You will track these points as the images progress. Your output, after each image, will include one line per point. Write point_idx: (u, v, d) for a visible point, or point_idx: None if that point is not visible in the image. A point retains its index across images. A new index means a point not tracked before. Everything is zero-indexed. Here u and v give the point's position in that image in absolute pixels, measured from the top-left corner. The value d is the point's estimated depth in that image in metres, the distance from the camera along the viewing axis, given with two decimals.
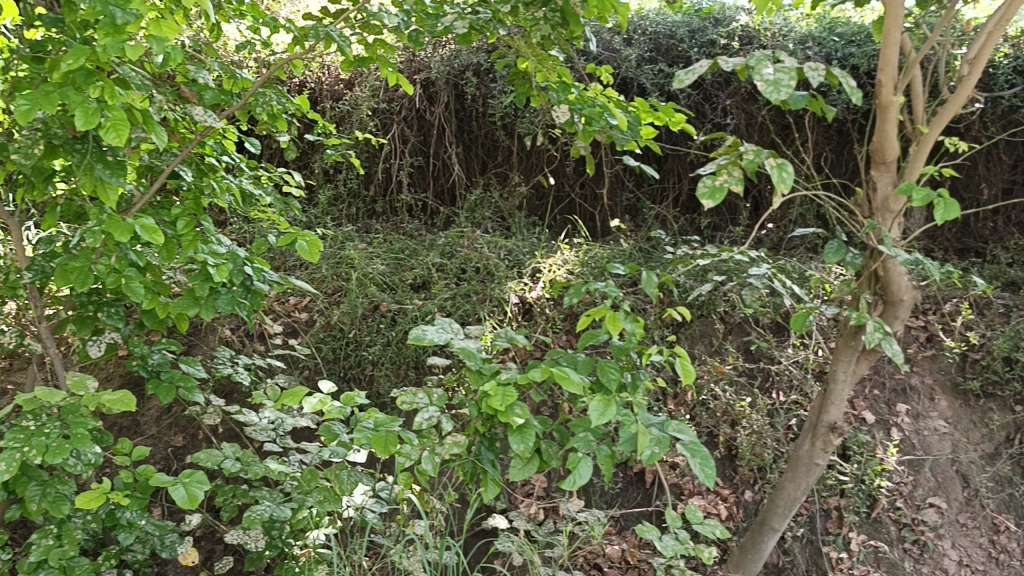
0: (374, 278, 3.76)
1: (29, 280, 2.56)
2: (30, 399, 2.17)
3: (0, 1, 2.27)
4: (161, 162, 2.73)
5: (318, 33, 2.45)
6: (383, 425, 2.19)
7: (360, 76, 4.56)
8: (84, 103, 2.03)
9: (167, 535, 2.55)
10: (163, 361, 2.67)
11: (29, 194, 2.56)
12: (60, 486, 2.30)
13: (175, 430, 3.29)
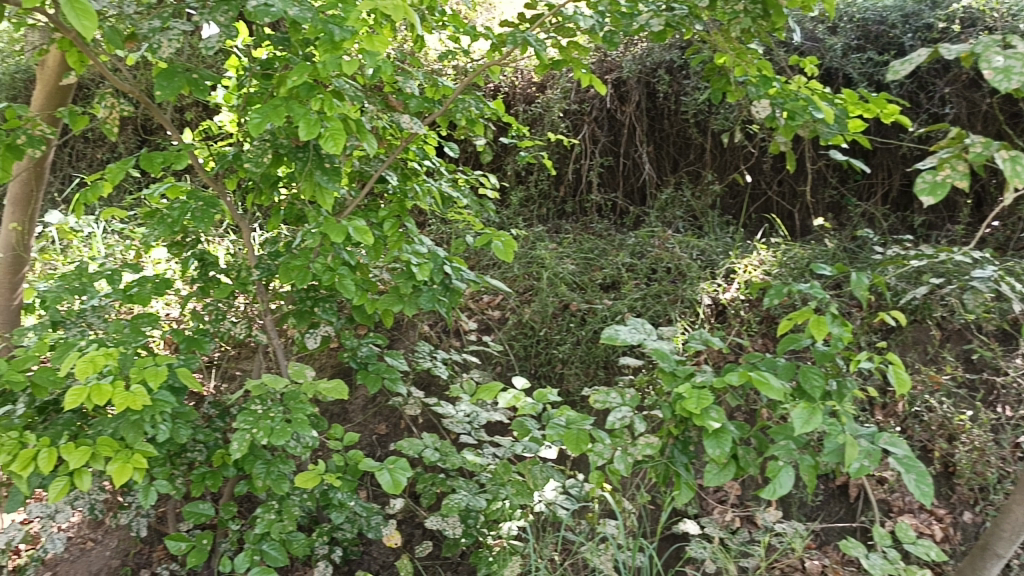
0: (564, 277, 3.81)
1: (257, 276, 2.81)
2: (258, 385, 2.39)
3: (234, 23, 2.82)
4: (371, 167, 2.92)
5: (515, 39, 2.50)
6: (575, 423, 2.22)
7: (552, 78, 4.62)
8: (306, 115, 2.21)
9: (373, 517, 2.71)
10: (371, 354, 2.85)
11: (257, 200, 2.83)
12: (282, 465, 2.51)
13: (379, 418, 3.49)
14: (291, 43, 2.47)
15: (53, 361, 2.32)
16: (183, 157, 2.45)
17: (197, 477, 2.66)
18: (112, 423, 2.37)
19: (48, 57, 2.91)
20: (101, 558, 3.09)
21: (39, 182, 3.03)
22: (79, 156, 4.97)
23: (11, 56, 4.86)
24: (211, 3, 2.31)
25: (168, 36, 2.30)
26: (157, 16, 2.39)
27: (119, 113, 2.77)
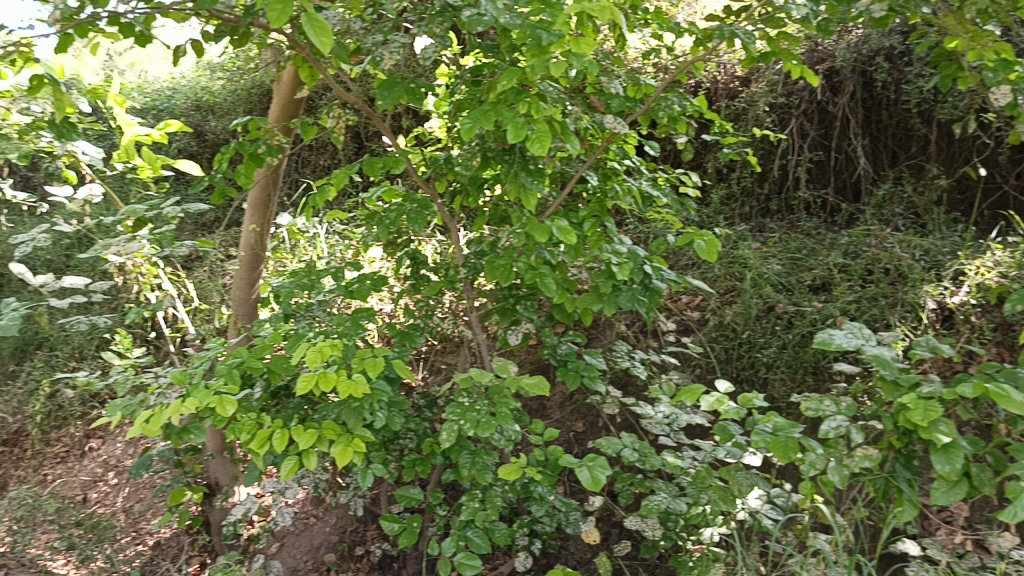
0: (769, 278, 3.66)
1: (464, 275, 2.94)
2: (465, 378, 2.49)
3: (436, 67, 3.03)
4: (572, 168, 2.96)
5: (721, 33, 2.42)
6: (783, 430, 2.13)
7: (757, 72, 4.48)
8: (515, 118, 2.27)
9: (572, 513, 2.75)
10: (570, 352, 2.88)
11: (465, 201, 2.95)
12: (486, 456, 2.60)
13: (576, 416, 3.54)
14: (499, 49, 2.55)
15: (286, 350, 2.54)
16: (400, 162, 2.61)
17: (408, 463, 2.81)
18: (335, 409, 2.57)
19: (283, 74, 3.12)
20: (322, 533, 3.35)
21: (273, 190, 3.28)
22: (304, 163, 5.43)
23: (248, 74, 5.38)
24: (428, 16, 2.44)
25: (390, 48, 2.45)
26: (379, 31, 2.58)
27: (345, 123, 3.00)
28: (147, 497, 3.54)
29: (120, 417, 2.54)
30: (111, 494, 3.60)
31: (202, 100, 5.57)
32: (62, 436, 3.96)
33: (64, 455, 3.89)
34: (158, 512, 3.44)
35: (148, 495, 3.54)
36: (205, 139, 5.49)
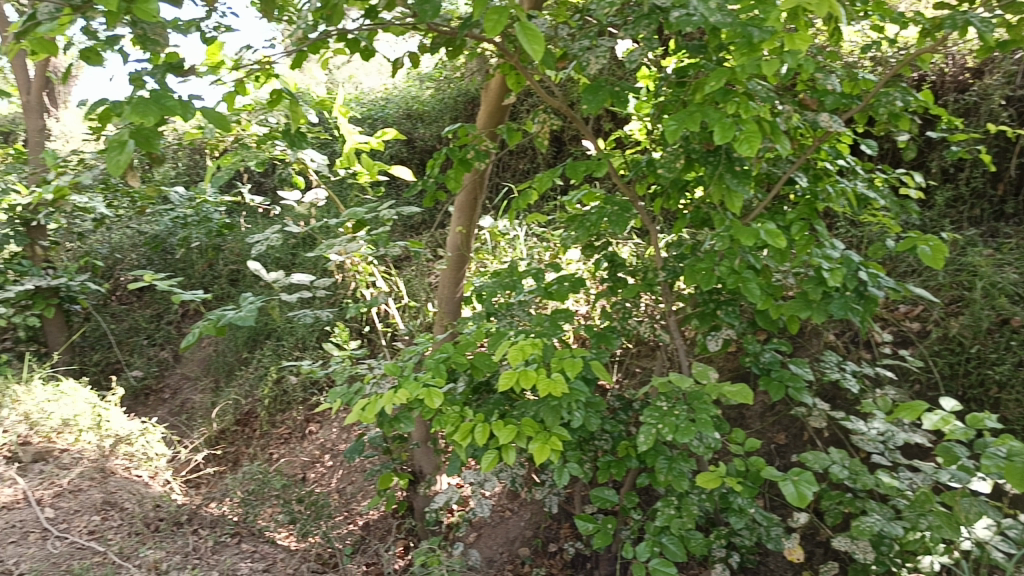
0: (1004, 288, 3.33)
1: (664, 278, 2.90)
2: (664, 382, 2.47)
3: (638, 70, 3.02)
4: (779, 169, 2.82)
5: (953, 22, 2.22)
6: (1020, 456, 1.93)
7: (992, 62, 4.09)
8: (722, 119, 2.20)
9: (773, 528, 2.63)
10: (774, 360, 2.75)
11: (666, 204, 2.91)
12: (683, 463, 2.54)
13: (778, 427, 3.40)
14: (706, 49, 2.50)
15: (489, 347, 2.61)
16: (603, 165, 2.62)
17: (603, 464, 2.82)
18: (533, 407, 2.63)
19: (491, 82, 3.20)
20: (518, 527, 3.44)
21: (478, 194, 3.39)
22: (505, 167, 5.59)
23: (455, 83, 5.61)
24: (635, 19, 2.44)
25: (596, 53, 2.48)
26: (585, 36, 2.60)
27: (549, 128, 3.06)
28: (359, 480, 3.79)
29: (339, 403, 2.75)
30: (326, 475, 3.89)
31: (412, 108, 5.87)
32: (286, 419, 4.32)
33: (288, 436, 4.24)
34: (367, 494, 3.66)
35: (359, 477, 3.79)
36: (414, 146, 5.80)
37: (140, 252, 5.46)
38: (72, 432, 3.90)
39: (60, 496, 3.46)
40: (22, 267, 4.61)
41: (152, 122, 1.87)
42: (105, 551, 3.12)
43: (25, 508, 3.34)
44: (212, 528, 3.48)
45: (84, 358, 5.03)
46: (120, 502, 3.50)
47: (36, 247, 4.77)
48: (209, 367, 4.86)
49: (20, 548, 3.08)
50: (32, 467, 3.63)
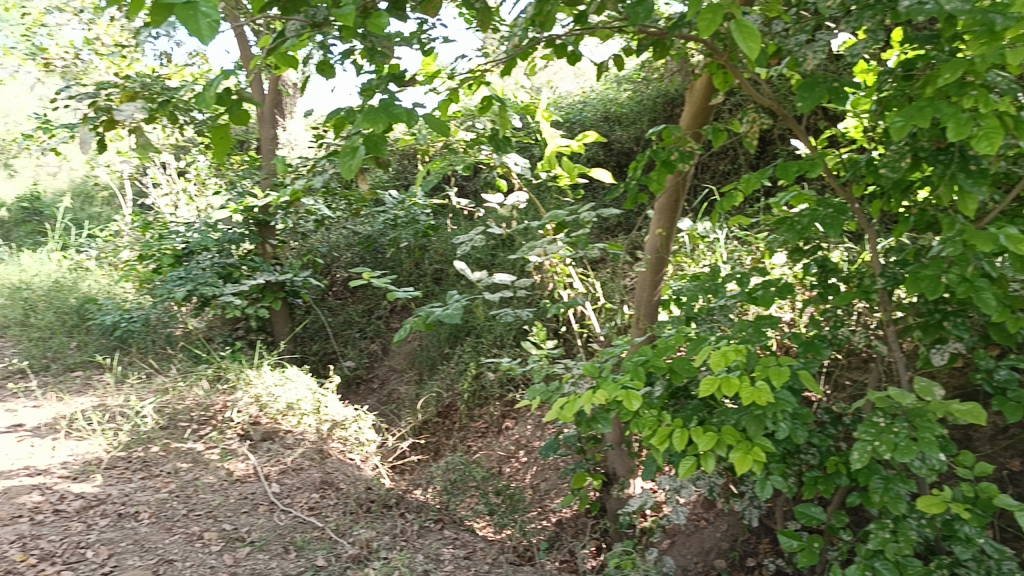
0: None
1: (882, 285, 2.71)
2: (881, 398, 2.30)
3: (855, 65, 2.86)
4: (1020, 168, 2.55)
5: None
6: None
7: None
8: (957, 114, 2.02)
9: (1005, 562, 2.39)
10: (1011, 378, 2.49)
11: (885, 206, 2.73)
12: (901, 484, 2.37)
13: (1012, 452, 3.09)
14: (938, 39, 2.31)
15: (689, 351, 2.55)
16: (817, 165, 2.49)
17: (809, 479, 2.68)
18: (735, 415, 2.54)
19: (697, 82, 3.14)
20: (713, 537, 3.35)
21: (679, 196, 3.34)
22: (705, 169, 5.46)
23: (654, 83, 5.56)
24: (858, 11, 2.31)
25: (813, 49, 2.37)
26: (801, 31, 2.49)
27: (759, 127, 2.95)
28: (552, 477, 3.85)
29: (539, 400, 2.80)
30: (521, 470, 3.99)
31: (609, 110, 5.86)
32: (484, 413, 4.48)
33: (485, 431, 4.39)
34: (561, 493, 3.71)
35: (552, 475, 3.84)
36: (612, 148, 5.83)
37: (354, 251, 5.85)
38: (294, 415, 4.24)
39: (284, 473, 3.80)
40: (254, 263, 5.09)
41: (380, 129, 2.08)
42: (323, 527, 3.37)
43: (255, 482, 3.71)
44: (417, 513, 3.66)
45: (304, 347, 5.46)
46: (335, 483, 3.78)
47: (267, 245, 5.28)
48: (414, 360, 5.11)
49: (251, 518, 3.42)
50: (261, 446, 4.02)
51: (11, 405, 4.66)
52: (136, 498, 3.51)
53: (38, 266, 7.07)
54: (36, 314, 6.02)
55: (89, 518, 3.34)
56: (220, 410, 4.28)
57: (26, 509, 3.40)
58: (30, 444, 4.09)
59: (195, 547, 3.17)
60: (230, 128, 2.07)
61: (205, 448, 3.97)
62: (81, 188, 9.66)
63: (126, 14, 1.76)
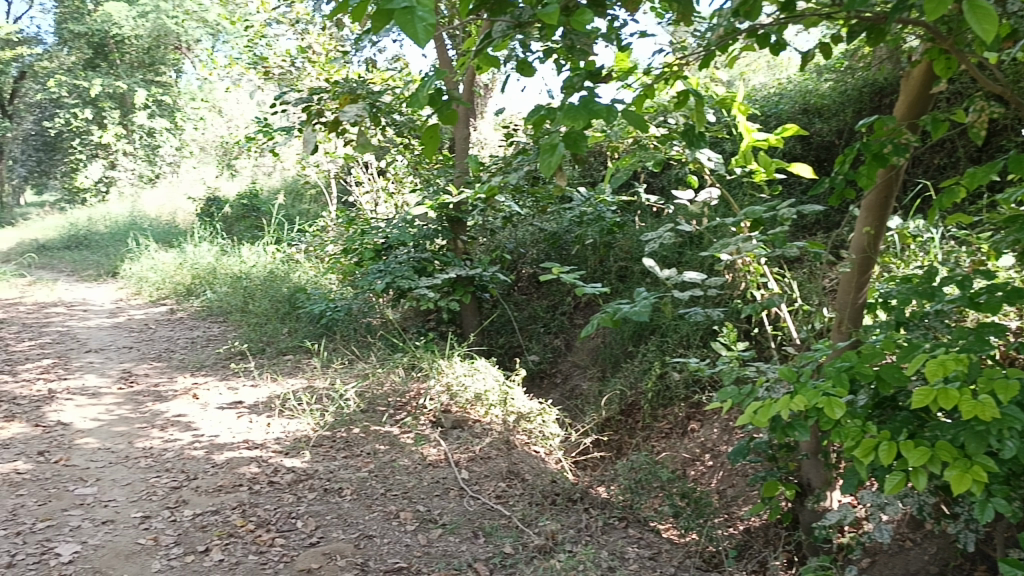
0: None
1: None
2: None
3: None
4: None
5: None
6: None
7: None
8: None
9: None
10: None
11: None
12: None
13: None
14: None
15: (899, 358, 2.34)
16: None
17: None
18: (952, 429, 2.33)
19: (914, 70, 2.93)
20: (920, 560, 3.12)
21: (890, 192, 3.11)
22: (917, 163, 5.08)
23: (860, 73, 5.23)
24: None
25: None
26: None
27: (988, 116, 2.71)
28: (740, 483, 3.73)
29: (730, 403, 2.71)
30: (707, 474, 3.90)
31: (809, 103, 5.59)
32: (668, 414, 4.41)
33: (669, 431, 4.32)
34: (749, 500, 3.59)
35: (740, 482, 3.72)
36: (810, 142, 5.55)
37: (540, 248, 5.94)
38: (482, 405, 4.38)
39: (473, 461, 3.95)
40: (447, 258, 5.31)
41: (580, 126, 2.08)
42: (510, 515, 3.46)
43: (446, 467, 3.89)
44: (602, 509, 3.66)
45: (492, 341, 5.62)
46: (521, 473, 3.85)
47: (458, 241, 5.49)
48: (598, 356, 5.12)
49: (443, 501, 3.59)
50: (451, 433, 4.20)
51: (233, 383, 5.16)
52: (340, 475, 3.82)
53: (256, 258, 7.77)
54: (254, 302, 6.61)
55: (300, 490, 3.68)
56: (414, 397, 4.52)
57: (246, 479, 3.79)
58: (249, 419, 4.52)
59: (393, 525, 3.39)
60: (440, 128, 2.16)
61: (400, 432, 4.22)
62: (293, 186, 10.48)
63: (351, 23, 1.90)
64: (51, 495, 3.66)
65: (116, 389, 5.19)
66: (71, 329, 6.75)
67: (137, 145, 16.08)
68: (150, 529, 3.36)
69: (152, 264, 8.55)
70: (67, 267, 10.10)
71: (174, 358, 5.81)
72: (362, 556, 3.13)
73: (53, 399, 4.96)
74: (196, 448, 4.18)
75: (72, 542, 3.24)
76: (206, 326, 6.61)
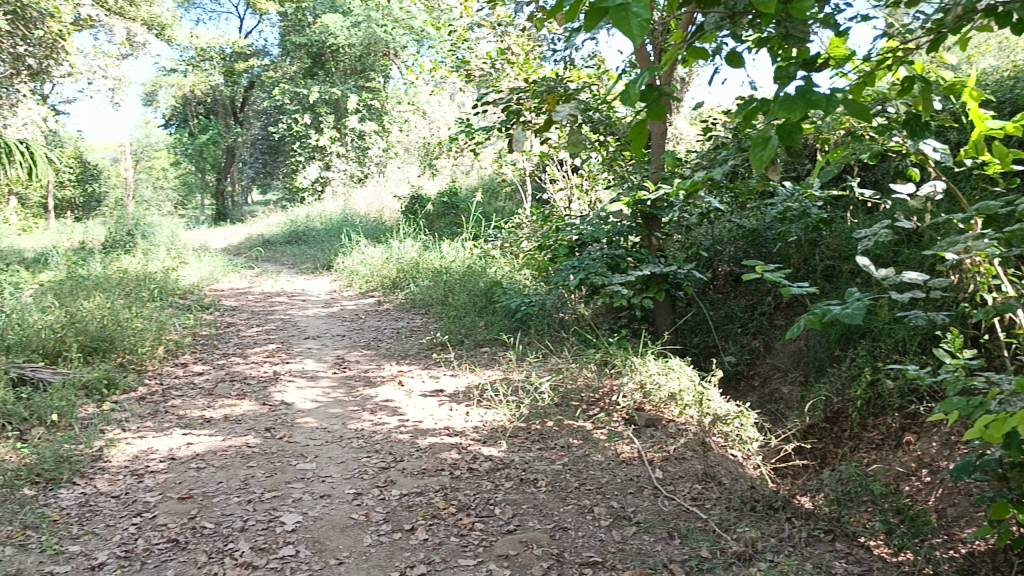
0: None
1: None
2: None
3: None
4: None
5: None
6: None
7: None
8: None
9: None
10: None
11: None
12: None
13: None
14: None
15: None
16: None
17: None
18: None
19: None
20: None
21: None
22: None
23: None
24: None
25: None
26: None
27: None
28: (963, 503, 3.42)
29: (956, 415, 2.48)
30: (924, 491, 3.61)
31: None
32: (880, 424, 4.11)
33: (880, 443, 4.04)
34: (974, 522, 3.28)
35: (963, 502, 3.41)
36: None
37: (738, 245, 5.75)
38: (677, 405, 4.29)
39: (667, 461, 3.89)
40: (641, 255, 5.25)
41: (797, 118, 2.00)
42: (706, 518, 3.38)
43: (640, 465, 3.87)
44: (806, 520, 3.48)
45: (686, 340, 5.51)
46: (719, 476, 3.73)
47: (653, 238, 5.41)
48: (800, 359, 4.87)
49: (637, 499, 3.57)
50: (645, 432, 4.18)
51: (435, 372, 5.43)
52: (535, 466, 3.91)
53: (455, 254, 8.11)
54: (454, 295, 6.90)
55: (497, 478, 3.81)
56: (607, 393, 4.54)
57: (448, 464, 3.98)
58: (450, 407, 4.74)
59: (587, 519, 3.42)
60: (648, 123, 2.17)
61: (593, 427, 4.27)
62: (490, 184, 10.82)
63: (565, 23, 1.94)
64: (277, 468, 4.01)
65: (331, 373, 5.61)
66: (293, 317, 7.38)
67: (349, 147, 17.59)
68: (362, 505, 3.60)
69: (361, 258, 9.16)
70: (289, 261, 11.04)
71: (381, 347, 6.20)
72: (558, 547, 3.19)
73: (277, 381, 5.44)
74: (402, 432, 4.43)
75: (295, 512, 3.53)
76: (410, 318, 6.99)
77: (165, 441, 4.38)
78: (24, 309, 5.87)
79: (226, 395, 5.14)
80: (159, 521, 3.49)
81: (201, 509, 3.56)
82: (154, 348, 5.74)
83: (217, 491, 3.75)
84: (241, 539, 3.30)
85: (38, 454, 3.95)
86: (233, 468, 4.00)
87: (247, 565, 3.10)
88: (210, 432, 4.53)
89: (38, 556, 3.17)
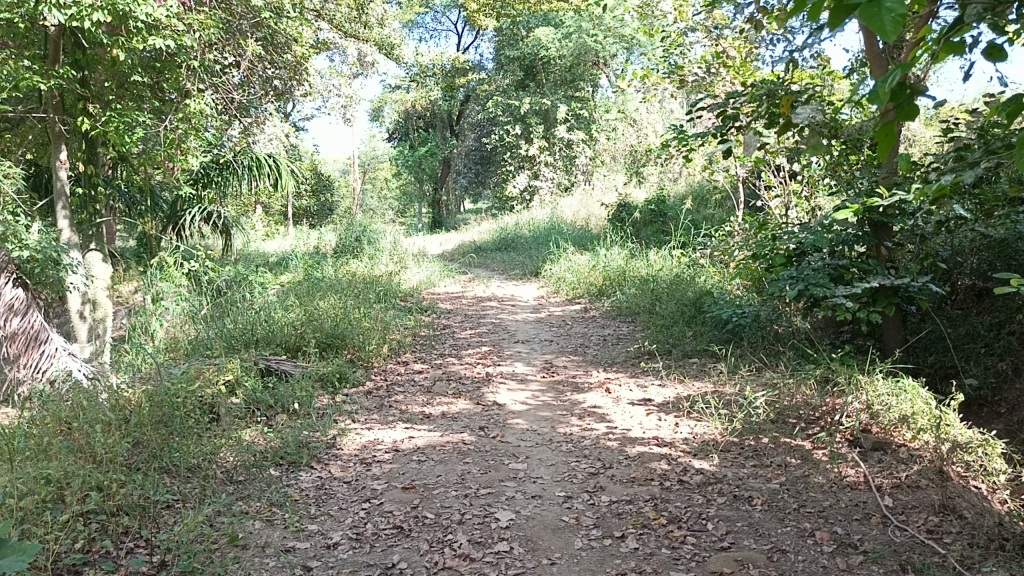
0: None
1: None
2: None
3: None
4: None
5: None
6: None
7: None
8: None
9: None
10: None
11: None
12: None
13: None
14: None
15: None
16: None
17: None
18: None
19: None
20: None
21: None
22: None
23: None
24: None
25: None
26: None
27: None
28: None
29: None
30: None
31: None
32: None
33: None
34: None
35: None
36: None
37: (982, 257, 5.24)
38: (910, 429, 3.94)
39: (898, 488, 3.62)
40: (868, 265, 4.90)
41: None
42: (945, 554, 3.09)
43: (867, 491, 3.63)
44: None
45: (919, 359, 5.12)
46: (958, 509, 3.39)
47: (882, 247, 5.03)
48: None
49: (864, 527, 3.35)
50: (872, 455, 3.92)
51: (643, 381, 5.40)
52: (750, 483, 3.78)
53: (664, 262, 8.03)
54: (661, 303, 6.82)
55: (709, 493, 3.72)
56: (829, 412, 4.30)
57: (657, 475, 3.94)
58: (659, 417, 4.71)
59: (807, 543, 3.25)
60: (896, 125, 2.08)
61: (813, 447, 4.07)
62: (700, 191, 10.61)
63: (809, 21, 1.86)
64: (491, 466, 4.15)
65: (540, 377, 5.74)
66: (503, 321, 7.63)
67: (557, 156, 17.97)
68: (573, 509, 3.64)
69: (568, 265, 9.30)
70: (499, 266, 11.45)
71: (589, 354, 6.26)
72: (776, 569, 3.06)
73: (490, 382, 5.64)
74: (610, 439, 4.45)
75: (509, 510, 3.64)
76: (616, 326, 7.02)
77: (389, 434, 4.68)
78: (270, 307, 6.48)
79: (444, 394, 5.40)
80: (386, 508, 3.73)
81: (423, 500, 3.77)
82: (380, 346, 6.14)
83: (436, 484, 3.95)
84: (459, 532, 3.45)
85: (282, 439, 4.35)
86: (451, 463, 4.19)
87: (465, 557, 3.24)
88: (428, 428, 4.78)
89: (282, 532, 3.49)
